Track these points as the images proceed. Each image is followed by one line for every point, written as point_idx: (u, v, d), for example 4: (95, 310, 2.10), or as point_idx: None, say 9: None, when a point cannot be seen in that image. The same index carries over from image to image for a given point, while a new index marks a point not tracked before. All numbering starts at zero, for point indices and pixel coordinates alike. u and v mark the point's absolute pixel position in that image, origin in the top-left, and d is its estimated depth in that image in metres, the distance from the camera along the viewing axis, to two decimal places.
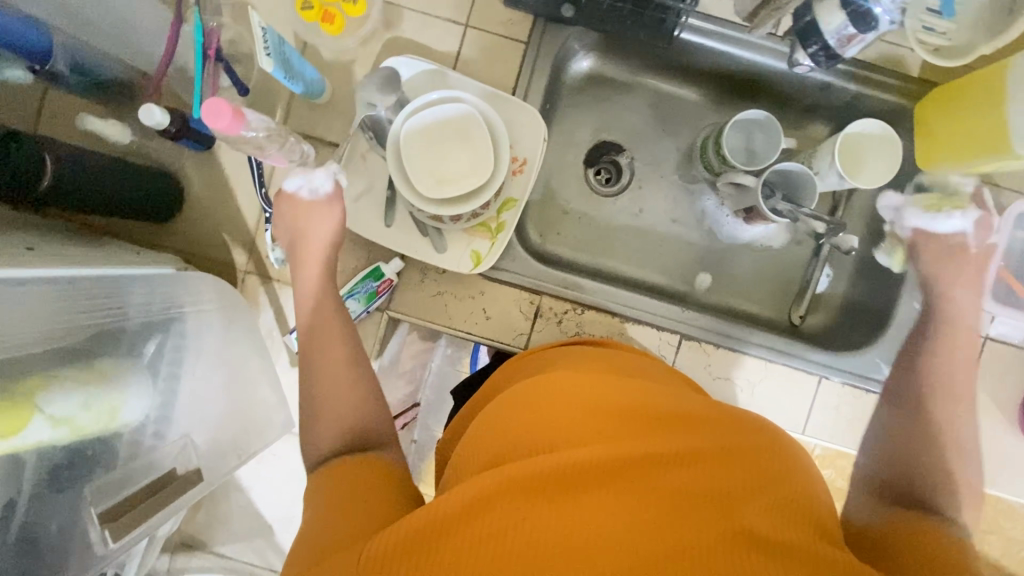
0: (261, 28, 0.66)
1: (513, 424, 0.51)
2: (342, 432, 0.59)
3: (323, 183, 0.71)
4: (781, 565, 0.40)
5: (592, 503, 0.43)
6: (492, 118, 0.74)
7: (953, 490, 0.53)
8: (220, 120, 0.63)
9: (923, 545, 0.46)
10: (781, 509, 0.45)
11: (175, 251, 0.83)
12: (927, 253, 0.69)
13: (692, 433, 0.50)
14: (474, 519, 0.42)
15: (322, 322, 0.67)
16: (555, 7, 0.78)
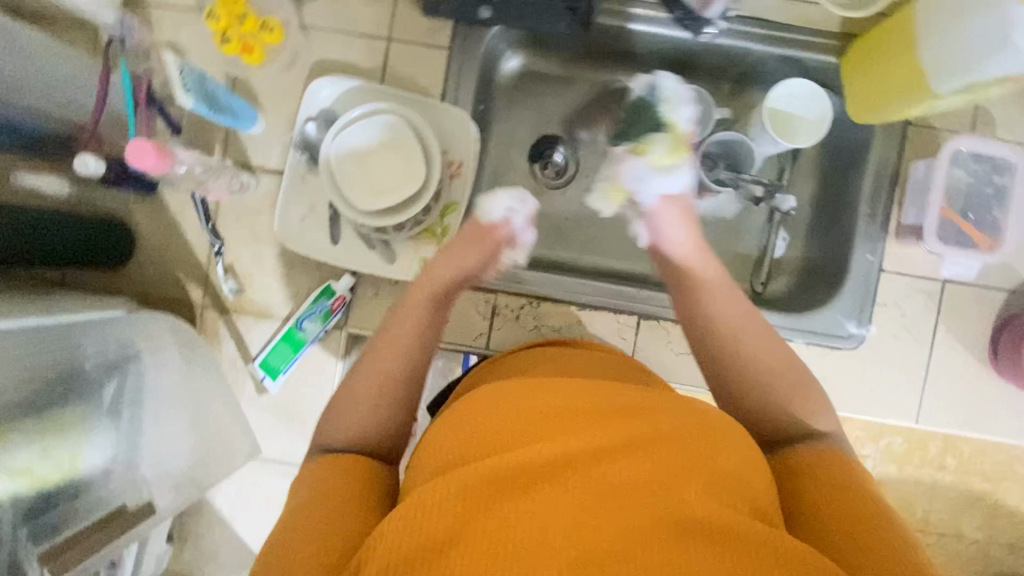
0: (178, 68, 0.72)
1: (471, 422, 0.52)
2: (356, 421, 0.61)
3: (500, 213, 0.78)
4: (715, 553, 0.42)
5: (542, 498, 0.45)
6: (420, 126, 0.76)
7: (777, 389, 0.61)
8: (142, 164, 0.65)
9: (853, 522, 0.48)
10: (723, 493, 0.46)
11: (132, 295, 0.84)
12: (666, 215, 0.74)
13: (647, 418, 0.51)
14: (428, 523, 0.44)
15: (413, 325, 0.67)
16: (472, 10, 0.79)
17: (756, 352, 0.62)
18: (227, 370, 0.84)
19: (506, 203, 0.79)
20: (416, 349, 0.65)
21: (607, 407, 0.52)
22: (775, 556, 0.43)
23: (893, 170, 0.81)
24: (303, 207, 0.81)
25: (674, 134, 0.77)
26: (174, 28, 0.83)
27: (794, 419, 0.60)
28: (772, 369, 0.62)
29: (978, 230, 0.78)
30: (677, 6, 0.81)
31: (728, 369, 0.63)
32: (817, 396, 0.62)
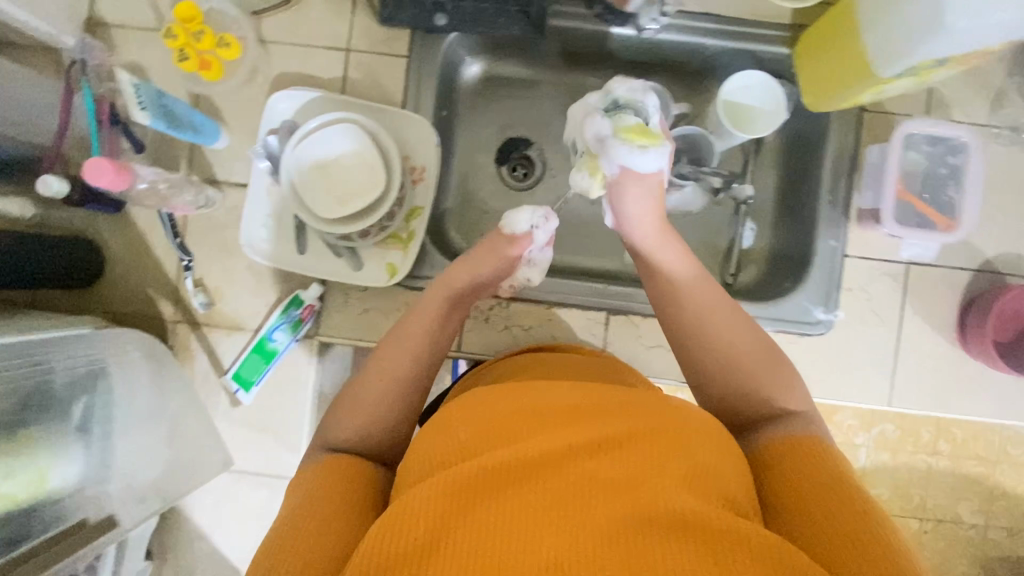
0: (132, 86, 0.71)
1: (451, 427, 0.52)
2: (365, 414, 0.64)
3: (523, 226, 0.78)
4: (692, 544, 0.42)
5: (521, 499, 0.45)
6: (379, 134, 0.77)
7: (757, 385, 0.62)
8: (98, 181, 0.66)
9: (831, 509, 0.49)
10: (701, 488, 0.47)
11: (104, 314, 0.85)
12: (630, 187, 0.72)
13: (625, 417, 0.51)
14: (406, 528, 0.44)
15: (418, 327, 0.71)
16: (428, 17, 0.81)
17: (725, 334, 0.64)
18: (200, 384, 0.84)
19: (529, 219, 0.78)
20: (425, 354, 0.69)
21: (586, 407, 0.52)
22: (751, 547, 0.43)
23: (851, 156, 0.83)
24: (269, 218, 0.81)
25: (636, 122, 0.73)
26: (136, 48, 0.84)
27: (771, 403, 0.62)
28: (751, 360, 0.63)
29: (935, 211, 0.79)
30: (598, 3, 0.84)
31: (706, 359, 0.65)
32: (787, 372, 0.64)
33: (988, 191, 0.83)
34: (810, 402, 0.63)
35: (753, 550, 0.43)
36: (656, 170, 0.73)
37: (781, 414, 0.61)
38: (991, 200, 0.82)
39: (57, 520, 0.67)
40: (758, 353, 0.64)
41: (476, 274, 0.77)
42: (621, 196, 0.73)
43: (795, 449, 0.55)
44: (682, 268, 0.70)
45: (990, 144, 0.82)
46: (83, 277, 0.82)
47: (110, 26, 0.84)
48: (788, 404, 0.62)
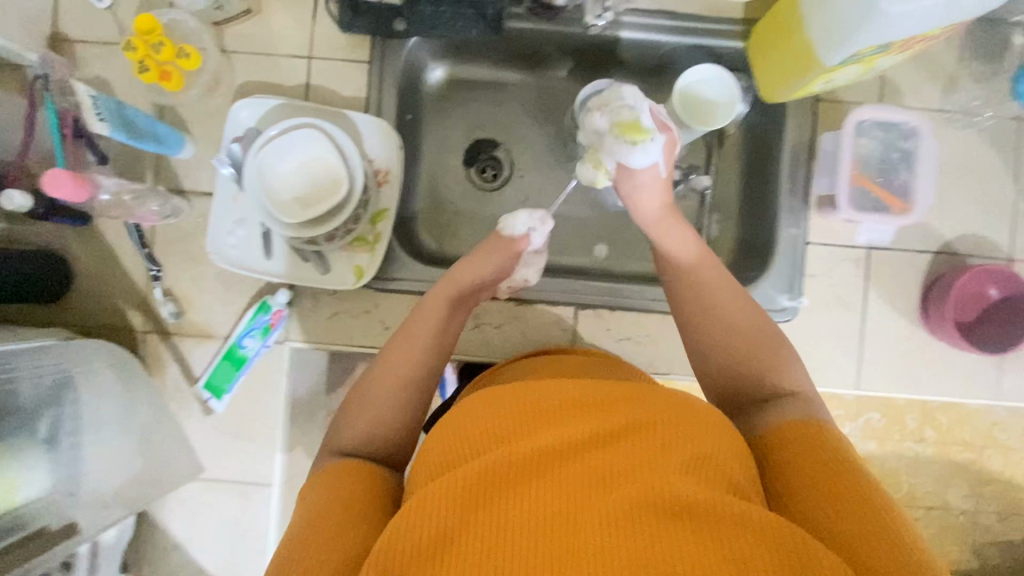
0: (89, 96, 0.72)
1: (455, 427, 0.52)
2: (370, 420, 0.66)
3: (521, 227, 0.81)
4: (699, 533, 0.42)
5: (527, 496, 0.45)
6: (338, 138, 0.78)
7: (759, 358, 0.64)
8: (59, 192, 0.67)
9: (837, 486, 0.49)
10: (705, 476, 0.47)
11: (75, 326, 0.85)
12: (630, 185, 0.75)
13: (628, 408, 0.51)
14: (415, 530, 0.45)
15: (422, 331, 0.72)
16: (387, 23, 0.82)
17: (732, 310, 0.68)
18: (169, 394, 0.83)
19: (526, 222, 0.81)
20: (431, 357, 0.71)
21: (588, 399, 0.52)
22: (758, 533, 0.43)
23: (808, 145, 0.84)
24: (234, 225, 0.82)
25: (636, 117, 0.72)
26: (100, 63, 0.85)
27: (774, 380, 0.63)
28: (753, 333, 0.66)
29: (889, 194, 0.82)
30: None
31: (711, 333, 0.68)
32: (787, 355, 0.65)
33: (944, 174, 0.84)
34: (811, 384, 0.64)
35: (760, 536, 0.43)
36: (653, 164, 0.73)
37: (786, 393, 0.62)
38: (947, 183, 0.84)
39: (21, 527, 0.69)
40: (760, 329, 0.66)
41: (479, 274, 0.79)
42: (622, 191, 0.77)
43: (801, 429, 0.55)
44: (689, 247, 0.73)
45: (943, 129, 0.84)
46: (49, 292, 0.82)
47: (74, 42, 0.85)
48: (789, 383, 0.63)
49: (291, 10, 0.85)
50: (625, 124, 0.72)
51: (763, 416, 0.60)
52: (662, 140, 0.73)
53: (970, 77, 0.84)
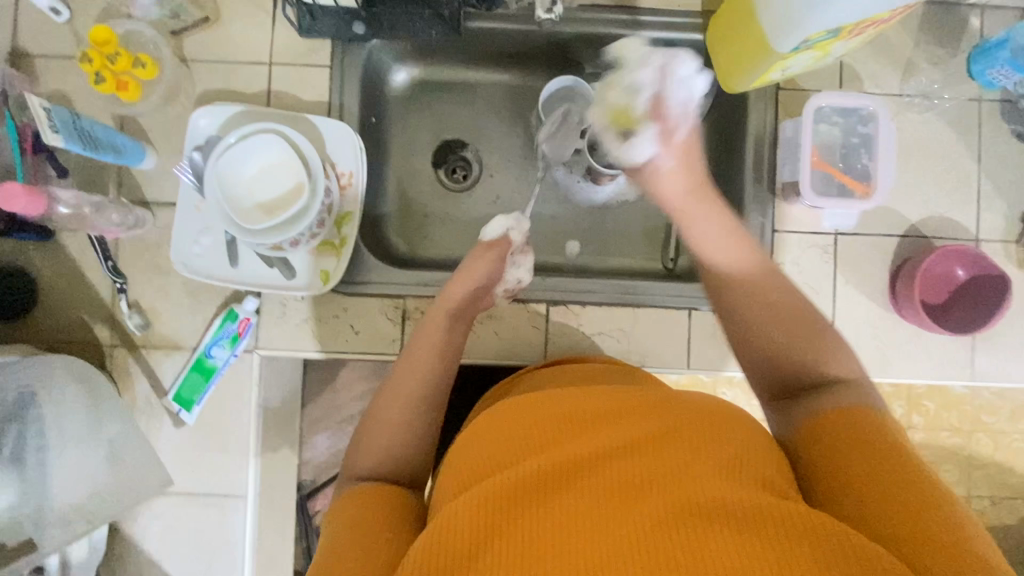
0: (43, 108, 0.71)
1: (480, 443, 0.53)
2: (386, 439, 0.66)
3: (497, 232, 0.86)
4: (729, 533, 0.41)
5: (559, 505, 0.45)
6: (299, 142, 0.77)
7: (803, 338, 0.60)
8: (10, 206, 0.66)
9: (882, 467, 0.47)
10: (741, 477, 0.46)
11: (40, 343, 0.84)
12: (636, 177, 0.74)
13: (656, 415, 0.51)
14: (447, 541, 0.45)
15: (427, 344, 0.73)
16: (347, 27, 0.82)
17: (776, 292, 0.62)
18: (139, 408, 0.83)
19: (503, 224, 0.86)
20: (438, 371, 0.72)
21: (616, 408, 0.53)
22: (800, 531, 0.42)
23: (771, 134, 0.85)
24: (199, 232, 0.82)
25: (624, 105, 0.74)
26: (59, 77, 0.84)
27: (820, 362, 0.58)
28: (795, 311, 0.61)
29: (852, 178, 0.82)
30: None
31: (747, 312, 0.62)
32: (836, 339, 0.60)
33: (907, 158, 0.85)
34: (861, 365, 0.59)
35: (802, 535, 0.42)
36: (650, 158, 0.71)
37: (841, 376, 0.57)
38: (911, 167, 0.85)
39: None
40: (801, 307, 0.61)
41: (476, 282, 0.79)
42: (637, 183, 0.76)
43: (860, 414, 0.52)
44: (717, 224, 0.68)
45: (904, 113, 0.85)
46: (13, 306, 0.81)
47: (33, 57, 0.85)
48: (844, 367, 0.58)
49: (249, 18, 0.84)
50: (613, 117, 0.75)
51: (818, 397, 0.56)
52: (654, 132, 0.70)
53: (927, 60, 0.85)
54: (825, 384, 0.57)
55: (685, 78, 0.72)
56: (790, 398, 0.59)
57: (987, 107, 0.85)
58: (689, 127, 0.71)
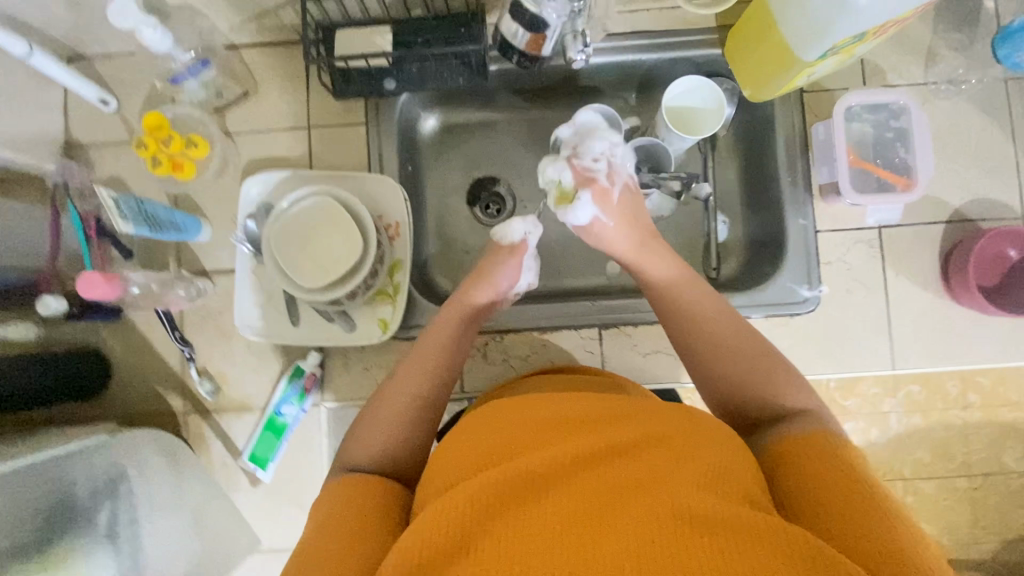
0: (113, 200, 0.73)
1: (472, 440, 0.56)
2: (381, 431, 0.67)
3: (520, 233, 0.85)
4: (706, 537, 0.43)
5: (542, 505, 0.47)
6: (349, 199, 0.80)
7: (752, 370, 0.65)
8: (92, 292, 0.69)
9: (850, 485, 0.50)
10: (720, 488, 0.48)
11: (118, 418, 0.87)
12: (596, 239, 0.81)
13: (642, 425, 0.54)
14: (434, 536, 0.46)
15: (429, 345, 0.75)
16: (377, 83, 0.85)
17: (727, 326, 0.68)
18: (217, 470, 0.86)
19: (522, 229, 0.86)
20: (442, 372, 0.73)
21: (600, 417, 0.56)
22: (772, 538, 0.43)
23: (800, 137, 0.86)
24: (259, 296, 0.85)
25: (560, 185, 0.83)
26: (113, 162, 0.89)
27: (771, 395, 0.63)
28: (743, 346, 0.66)
29: (890, 171, 0.83)
30: (513, 54, 0.83)
31: (700, 347, 0.68)
32: (789, 370, 0.65)
33: (940, 144, 0.85)
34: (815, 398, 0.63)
35: (772, 540, 0.43)
36: (596, 218, 0.80)
37: (800, 409, 0.61)
38: (946, 152, 0.85)
39: None
40: (751, 341, 0.67)
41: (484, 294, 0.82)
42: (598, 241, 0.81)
43: (817, 438, 0.55)
44: (667, 264, 0.76)
45: (931, 100, 0.85)
46: (92, 386, 0.85)
47: (87, 147, 0.90)
48: (800, 399, 0.63)
49: (284, 85, 0.88)
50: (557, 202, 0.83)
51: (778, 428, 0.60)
52: (589, 192, 0.80)
53: (948, 47, 0.85)
54: (782, 416, 0.62)
55: (603, 148, 0.83)
56: (753, 427, 0.64)
57: (1015, 84, 0.85)
58: (619, 184, 0.82)
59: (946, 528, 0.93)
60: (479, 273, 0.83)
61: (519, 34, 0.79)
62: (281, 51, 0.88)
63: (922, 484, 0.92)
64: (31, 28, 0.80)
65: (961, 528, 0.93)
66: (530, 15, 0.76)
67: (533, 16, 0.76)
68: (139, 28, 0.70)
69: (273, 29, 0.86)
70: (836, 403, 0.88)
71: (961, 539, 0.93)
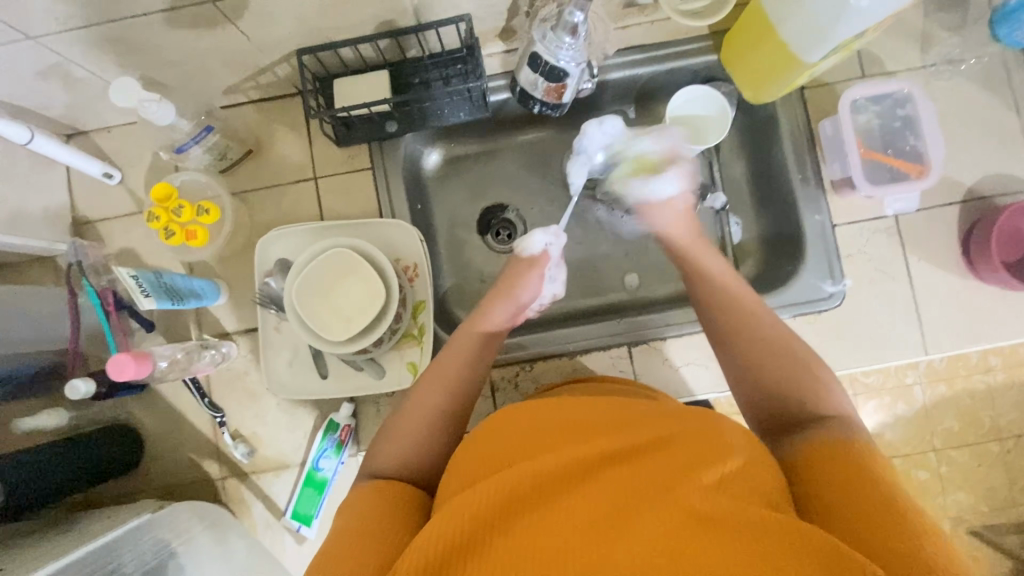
0: (133, 277, 0.72)
1: (493, 441, 0.56)
2: (401, 446, 0.67)
3: (539, 244, 0.85)
4: (719, 539, 0.42)
5: (558, 507, 0.47)
6: (366, 246, 0.80)
7: (784, 358, 0.63)
8: (125, 374, 0.69)
9: (868, 491, 0.48)
10: (736, 488, 0.47)
11: (154, 491, 0.87)
12: (657, 215, 0.81)
13: (659, 427, 0.54)
14: (448, 529, 0.47)
15: (450, 358, 0.74)
16: (380, 126, 0.85)
17: (759, 324, 0.66)
18: (261, 531, 0.86)
19: (543, 240, 0.85)
20: (462, 390, 0.72)
21: (619, 421, 0.56)
22: (786, 537, 0.42)
23: (806, 133, 0.86)
24: (287, 354, 0.85)
25: (644, 154, 0.84)
26: (123, 235, 0.89)
27: (803, 400, 0.60)
28: (772, 334, 0.65)
29: (902, 160, 0.83)
30: (533, 103, 0.82)
31: (729, 329, 0.67)
32: (826, 373, 0.62)
33: (946, 125, 0.85)
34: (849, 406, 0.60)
35: (790, 542, 0.42)
36: (675, 193, 0.81)
37: (832, 415, 0.58)
38: (953, 133, 0.85)
39: None
40: (782, 330, 0.66)
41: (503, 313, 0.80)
42: (653, 221, 0.82)
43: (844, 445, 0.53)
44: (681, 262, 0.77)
45: (932, 83, 0.85)
46: (124, 464, 0.84)
47: (95, 222, 0.89)
48: (835, 404, 0.59)
49: (288, 140, 0.89)
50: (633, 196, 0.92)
51: (804, 435, 0.57)
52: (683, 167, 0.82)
53: (943, 28, 0.86)
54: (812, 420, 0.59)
55: None
56: (780, 433, 0.61)
57: (1013, 58, 0.85)
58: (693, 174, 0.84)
59: (984, 496, 0.89)
60: (501, 288, 0.82)
61: (538, 83, 0.78)
62: (281, 107, 0.88)
63: (955, 453, 0.88)
64: (30, 112, 0.79)
65: (1001, 493, 0.89)
66: (548, 66, 0.74)
67: (548, 65, 0.74)
68: (143, 105, 0.70)
69: (271, 85, 0.86)
70: (858, 382, 0.86)
71: (1002, 505, 0.89)
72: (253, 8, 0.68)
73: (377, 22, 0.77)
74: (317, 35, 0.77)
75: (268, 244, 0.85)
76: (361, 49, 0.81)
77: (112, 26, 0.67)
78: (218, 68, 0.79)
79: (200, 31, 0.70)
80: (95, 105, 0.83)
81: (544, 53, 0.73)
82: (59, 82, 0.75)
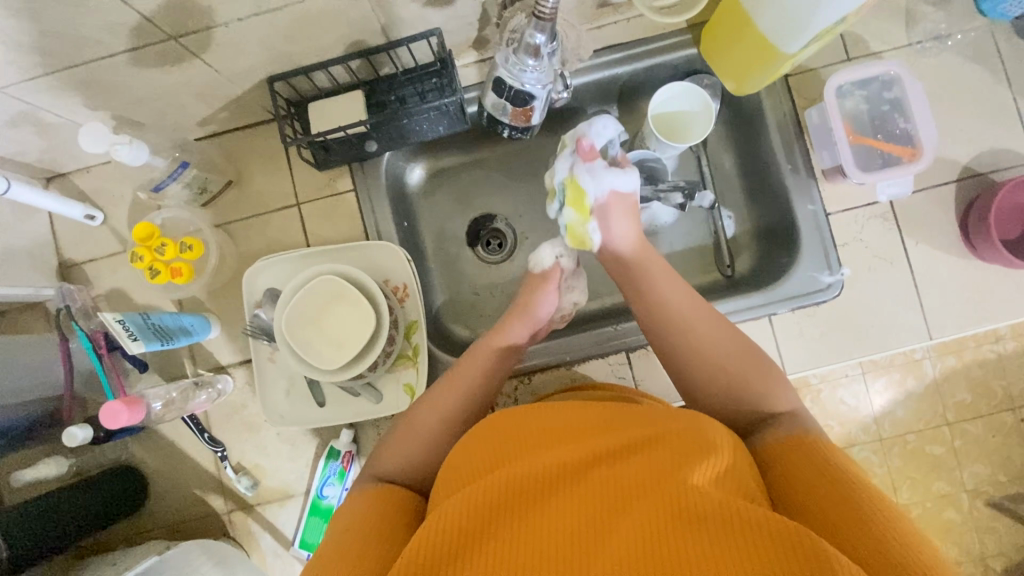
0: (119, 322, 0.71)
1: (482, 446, 0.55)
2: (399, 467, 0.66)
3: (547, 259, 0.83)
4: (704, 534, 0.41)
5: (545, 511, 0.46)
6: (354, 271, 0.79)
7: (735, 364, 0.63)
8: (117, 422, 0.69)
9: (844, 487, 0.47)
10: (717, 484, 0.46)
11: (161, 529, 0.86)
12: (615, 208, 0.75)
13: (645, 424, 0.53)
14: (436, 536, 0.46)
15: (449, 379, 0.72)
16: (359, 147, 0.84)
17: (720, 331, 0.65)
18: (271, 562, 0.86)
19: (552, 253, 0.83)
20: (460, 407, 0.70)
21: (606, 422, 0.55)
22: (766, 530, 0.41)
23: (794, 122, 0.84)
24: (283, 383, 0.84)
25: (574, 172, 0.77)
26: (110, 276, 0.88)
27: (758, 401, 0.61)
28: (729, 341, 0.64)
29: (893, 144, 0.82)
30: (500, 126, 0.82)
31: (683, 338, 0.66)
32: (778, 375, 0.64)
33: (935, 103, 0.83)
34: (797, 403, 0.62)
35: (774, 534, 0.41)
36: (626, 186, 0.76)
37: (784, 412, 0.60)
38: (945, 110, 0.83)
39: None
40: (731, 335, 0.65)
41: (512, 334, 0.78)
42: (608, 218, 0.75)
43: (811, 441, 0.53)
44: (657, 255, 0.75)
45: (920, 61, 0.83)
46: (127, 506, 0.83)
47: (82, 264, 0.88)
48: (786, 401, 0.62)
49: (270, 167, 0.88)
50: (579, 248, 0.80)
51: (763, 434, 0.59)
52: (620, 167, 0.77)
53: (927, 4, 0.83)
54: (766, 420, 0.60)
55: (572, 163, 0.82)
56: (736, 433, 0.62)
57: (1001, 30, 0.83)
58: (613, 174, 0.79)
59: (1001, 466, 0.88)
60: (519, 309, 0.79)
61: (505, 108, 0.77)
62: (258, 134, 0.87)
63: (966, 425, 0.87)
64: (5, 160, 0.78)
65: (1017, 462, 0.88)
66: (513, 89, 0.73)
67: (516, 88, 0.73)
68: (114, 149, 0.69)
69: (247, 114, 0.85)
70: (865, 362, 0.87)
71: (1019, 473, 0.88)
72: (217, 41, 0.67)
73: (346, 44, 0.76)
74: (288, 62, 0.76)
75: (254, 271, 0.83)
76: (332, 71, 0.80)
77: (79, 71, 0.66)
78: (191, 102, 0.78)
79: (166, 68, 0.69)
80: (69, 148, 0.82)
81: (509, 76, 0.72)
82: (30, 129, 0.74)
